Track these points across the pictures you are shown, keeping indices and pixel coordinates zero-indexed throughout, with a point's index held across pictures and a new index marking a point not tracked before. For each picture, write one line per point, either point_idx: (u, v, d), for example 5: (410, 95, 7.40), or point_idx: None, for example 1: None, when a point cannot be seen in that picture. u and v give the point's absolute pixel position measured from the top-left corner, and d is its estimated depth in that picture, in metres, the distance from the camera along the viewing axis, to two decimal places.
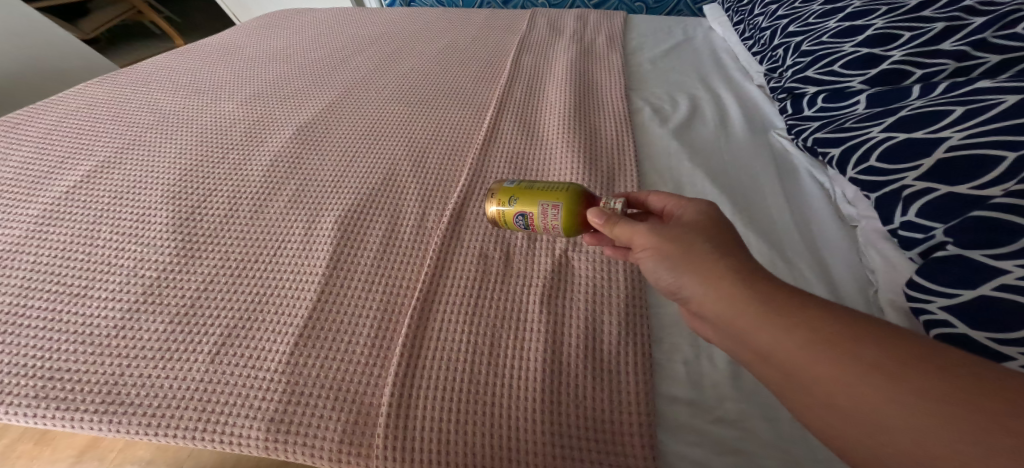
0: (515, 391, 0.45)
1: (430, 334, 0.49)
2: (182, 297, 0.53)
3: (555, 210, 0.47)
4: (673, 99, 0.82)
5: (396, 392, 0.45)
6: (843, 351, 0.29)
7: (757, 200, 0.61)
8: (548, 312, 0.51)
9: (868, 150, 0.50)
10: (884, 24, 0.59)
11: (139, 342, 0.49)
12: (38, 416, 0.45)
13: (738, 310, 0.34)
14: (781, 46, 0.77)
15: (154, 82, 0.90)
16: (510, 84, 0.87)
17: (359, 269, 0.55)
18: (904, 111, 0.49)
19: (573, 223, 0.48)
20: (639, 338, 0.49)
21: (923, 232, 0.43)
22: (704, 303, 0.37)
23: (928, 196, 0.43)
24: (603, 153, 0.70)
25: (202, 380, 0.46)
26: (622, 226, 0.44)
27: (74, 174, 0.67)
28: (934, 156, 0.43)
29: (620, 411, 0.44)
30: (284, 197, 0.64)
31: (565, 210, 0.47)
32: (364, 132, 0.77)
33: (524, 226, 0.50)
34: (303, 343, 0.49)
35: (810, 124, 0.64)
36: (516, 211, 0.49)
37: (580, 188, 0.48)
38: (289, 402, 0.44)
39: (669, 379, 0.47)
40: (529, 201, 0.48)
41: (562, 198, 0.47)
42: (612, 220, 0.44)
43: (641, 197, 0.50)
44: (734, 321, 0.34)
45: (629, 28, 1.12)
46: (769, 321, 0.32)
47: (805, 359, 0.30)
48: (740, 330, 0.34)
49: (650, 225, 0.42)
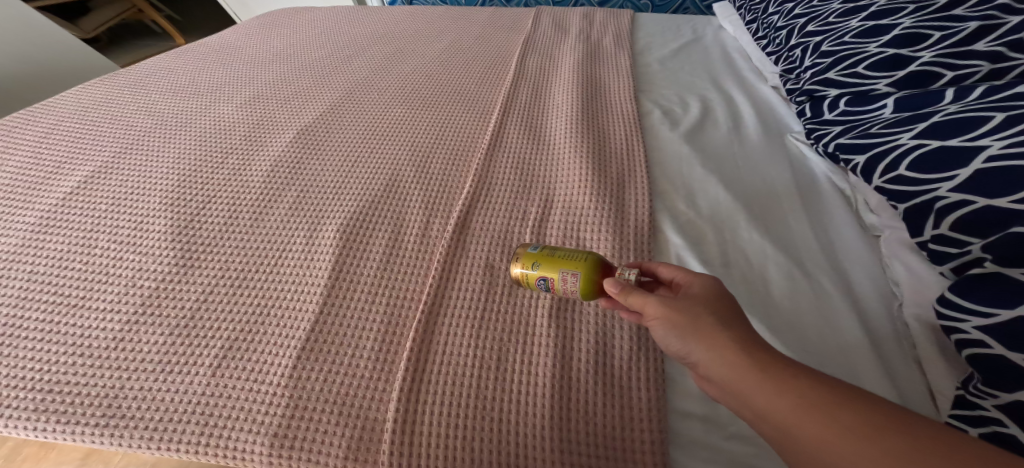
0: (524, 408, 0.43)
1: (434, 348, 0.47)
2: (182, 307, 0.51)
3: (574, 278, 0.44)
4: (684, 101, 0.80)
5: (402, 408, 0.43)
6: (837, 417, 0.28)
7: (773, 208, 0.59)
8: (557, 325, 0.49)
9: (897, 158, 0.49)
10: (912, 23, 0.57)
11: (139, 354, 0.48)
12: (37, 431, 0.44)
13: (733, 369, 0.33)
14: (799, 46, 0.75)
15: (153, 84, 0.89)
16: (515, 86, 0.85)
17: (362, 280, 0.53)
18: (936, 117, 0.47)
19: (591, 290, 0.45)
20: (652, 353, 0.47)
21: (960, 246, 0.41)
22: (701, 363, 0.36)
23: (964, 209, 0.41)
24: (612, 158, 0.68)
25: (203, 393, 0.45)
26: (636, 297, 0.40)
27: (71, 179, 0.65)
28: (972, 166, 0.41)
29: (633, 429, 0.42)
30: (285, 204, 0.62)
31: (584, 278, 0.44)
32: (366, 135, 0.75)
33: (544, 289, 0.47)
34: (305, 357, 0.47)
35: (833, 128, 0.62)
36: (536, 275, 0.46)
37: (599, 255, 0.46)
38: (292, 418, 0.43)
39: (681, 394, 0.45)
40: (549, 267, 0.46)
41: (581, 267, 0.44)
42: (626, 289, 0.41)
43: (651, 265, 0.45)
44: (730, 381, 0.33)
45: (637, 28, 1.09)
46: (762, 380, 0.31)
47: (798, 423, 0.29)
48: (737, 390, 0.33)
49: (663, 299, 0.38)
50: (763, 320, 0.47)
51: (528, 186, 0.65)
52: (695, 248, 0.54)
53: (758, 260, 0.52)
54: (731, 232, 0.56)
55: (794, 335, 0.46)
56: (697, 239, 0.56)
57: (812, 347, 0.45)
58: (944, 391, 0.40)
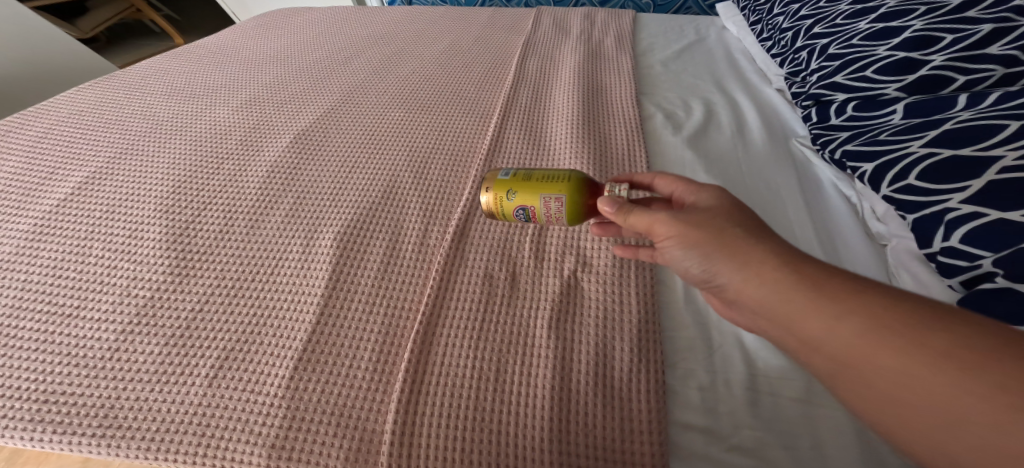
0: (523, 420, 0.42)
1: (433, 358, 0.46)
2: (177, 316, 0.50)
3: (558, 202, 0.45)
4: (687, 104, 0.78)
5: (400, 420, 0.42)
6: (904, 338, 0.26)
7: (778, 215, 0.58)
8: (556, 335, 0.47)
9: (907, 167, 0.48)
10: (923, 25, 0.56)
11: (134, 364, 0.47)
12: (33, 441, 0.43)
13: (786, 298, 0.31)
14: (805, 49, 0.74)
15: (149, 87, 0.88)
16: (515, 88, 0.85)
17: (359, 289, 0.52)
18: (948, 124, 0.46)
19: (577, 213, 0.46)
20: (653, 365, 0.45)
21: (969, 259, 0.40)
22: (744, 290, 0.34)
23: (976, 221, 0.40)
24: (614, 163, 0.67)
25: (199, 404, 0.44)
26: (636, 216, 0.40)
27: (65, 185, 0.65)
28: (985, 177, 0.40)
29: (633, 442, 0.40)
30: (282, 211, 0.62)
31: (569, 200, 0.45)
32: (365, 140, 0.74)
33: (525, 219, 0.48)
34: (302, 367, 0.46)
35: (839, 134, 0.61)
36: (517, 205, 0.47)
37: (580, 174, 0.46)
38: (290, 429, 0.42)
39: (681, 405, 0.43)
40: (530, 193, 0.46)
41: (565, 188, 0.45)
42: (625, 208, 0.41)
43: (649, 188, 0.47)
44: (782, 311, 0.31)
45: (638, 28, 1.08)
46: (815, 310, 0.29)
47: (869, 354, 0.27)
48: (786, 321, 0.31)
49: (673, 215, 0.38)
50: None
51: None
52: None
53: None
54: None
55: None
56: None
57: None
58: None
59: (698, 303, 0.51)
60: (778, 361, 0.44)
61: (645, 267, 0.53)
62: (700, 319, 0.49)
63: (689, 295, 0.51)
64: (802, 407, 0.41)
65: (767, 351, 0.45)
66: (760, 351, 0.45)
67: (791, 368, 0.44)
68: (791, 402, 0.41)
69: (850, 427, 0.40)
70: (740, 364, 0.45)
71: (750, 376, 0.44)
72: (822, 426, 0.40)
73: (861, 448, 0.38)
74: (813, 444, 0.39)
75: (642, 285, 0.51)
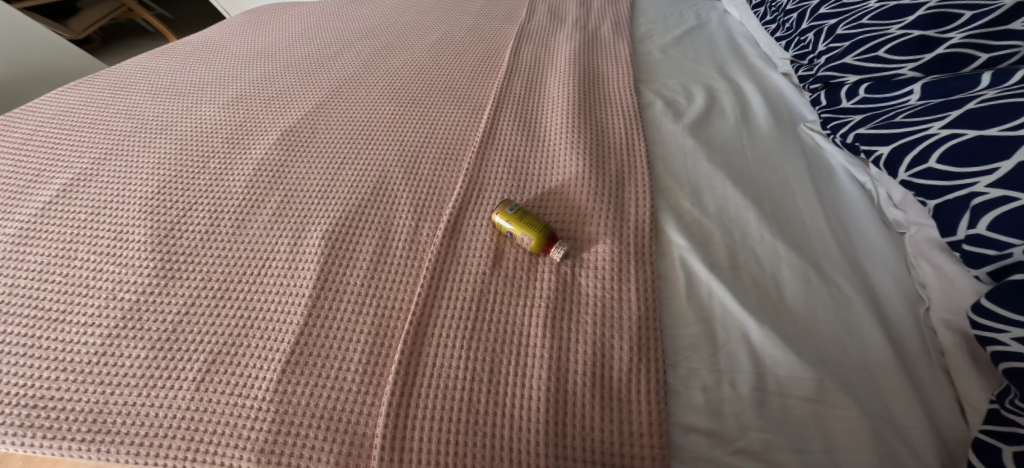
0: (516, 423, 0.39)
1: (424, 360, 0.44)
2: (163, 320, 0.48)
3: (524, 237, 0.51)
4: (688, 91, 0.75)
5: (390, 424, 0.40)
6: None
7: (789, 205, 0.55)
8: (551, 334, 0.44)
9: (927, 149, 0.46)
10: (938, 2, 0.52)
11: (120, 368, 0.44)
12: (25, 445, 0.42)
13: None
14: (811, 30, 0.71)
15: (135, 86, 0.86)
16: (508, 79, 0.81)
17: (347, 288, 0.50)
18: (972, 104, 0.44)
19: (538, 245, 0.51)
20: (653, 364, 0.42)
21: (998, 248, 0.38)
22: None
23: (1005, 206, 0.38)
24: (613, 151, 0.64)
25: (187, 409, 0.42)
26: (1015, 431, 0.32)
27: (49, 188, 0.63)
28: (1016, 159, 0.38)
29: (632, 444, 0.38)
30: (270, 210, 0.59)
31: (530, 239, 0.51)
32: (353, 134, 0.72)
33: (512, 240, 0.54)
34: (290, 370, 0.44)
35: (851, 117, 0.59)
36: (512, 233, 0.53)
37: (547, 237, 0.51)
38: (278, 433, 0.40)
39: (683, 405, 0.40)
40: (519, 228, 0.51)
41: (531, 231, 0.51)
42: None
43: None
44: None
45: (637, 14, 1.04)
46: None
47: None
48: None
49: None
50: (773, 329, 0.43)
51: (522, 183, 0.61)
52: (701, 250, 0.51)
53: (769, 260, 0.49)
54: (740, 232, 0.52)
55: (807, 345, 0.42)
56: (703, 240, 0.52)
57: (828, 357, 0.41)
58: (975, 405, 0.37)
59: (701, 298, 0.47)
60: (790, 361, 0.40)
61: (647, 261, 0.50)
62: (703, 315, 0.45)
63: (692, 289, 0.48)
64: (814, 409, 0.38)
65: (776, 350, 0.41)
66: (768, 349, 0.42)
67: (804, 369, 0.40)
68: (802, 402, 0.38)
69: (867, 429, 0.37)
70: (745, 363, 0.41)
71: (757, 376, 0.40)
72: (834, 430, 0.37)
73: (879, 452, 0.36)
74: (824, 447, 0.36)
75: (643, 281, 0.48)
